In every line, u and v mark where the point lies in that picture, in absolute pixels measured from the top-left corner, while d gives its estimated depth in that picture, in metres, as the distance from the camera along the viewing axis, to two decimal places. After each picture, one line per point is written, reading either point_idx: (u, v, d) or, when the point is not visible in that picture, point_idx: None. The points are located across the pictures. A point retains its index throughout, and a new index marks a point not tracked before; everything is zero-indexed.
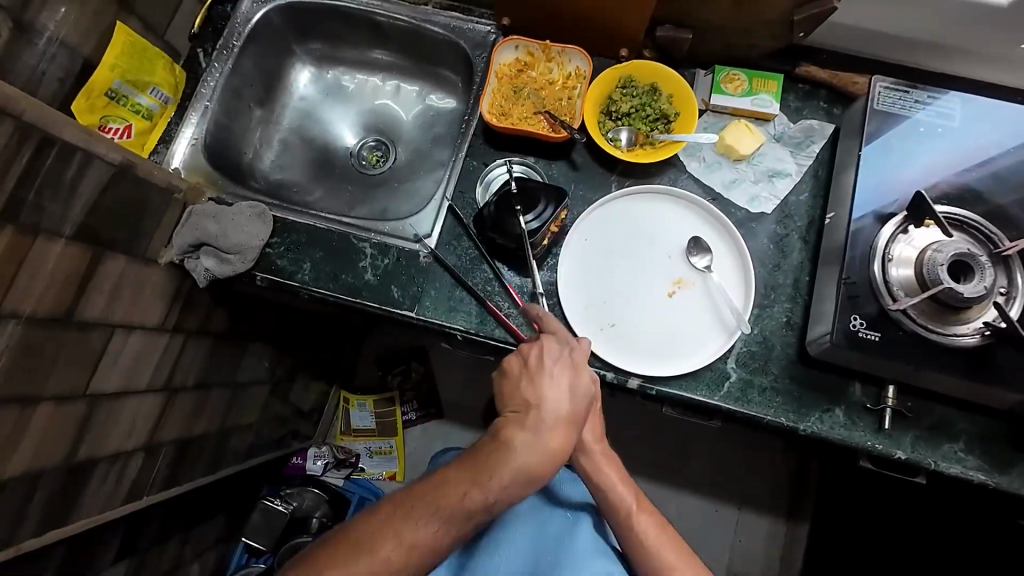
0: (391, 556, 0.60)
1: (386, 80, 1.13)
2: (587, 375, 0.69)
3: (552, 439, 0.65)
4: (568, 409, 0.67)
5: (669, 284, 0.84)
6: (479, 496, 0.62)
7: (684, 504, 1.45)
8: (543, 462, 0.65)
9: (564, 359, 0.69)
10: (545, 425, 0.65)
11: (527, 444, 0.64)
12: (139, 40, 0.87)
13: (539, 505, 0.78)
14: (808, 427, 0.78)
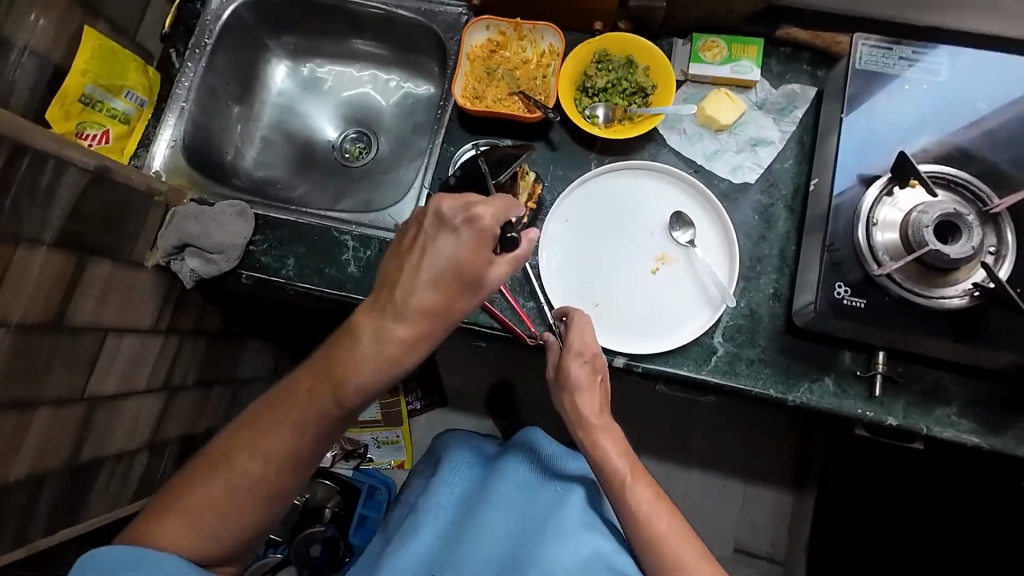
0: (248, 467, 0.56)
1: (363, 69, 1.12)
2: (469, 264, 0.53)
3: (403, 334, 0.54)
4: (431, 302, 0.53)
5: (653, 260, 0.84)
6: (330, 395, 0.55)
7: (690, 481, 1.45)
8: (399, 355, 0.55)
9: (445, 240, 0.53)
10: (404, 319, 0.53)
11: (375, 337, 0.54)
12: (108, 43, 0.87)
13: (533, 479, 0.78)
14: (798, 396, 0.78)
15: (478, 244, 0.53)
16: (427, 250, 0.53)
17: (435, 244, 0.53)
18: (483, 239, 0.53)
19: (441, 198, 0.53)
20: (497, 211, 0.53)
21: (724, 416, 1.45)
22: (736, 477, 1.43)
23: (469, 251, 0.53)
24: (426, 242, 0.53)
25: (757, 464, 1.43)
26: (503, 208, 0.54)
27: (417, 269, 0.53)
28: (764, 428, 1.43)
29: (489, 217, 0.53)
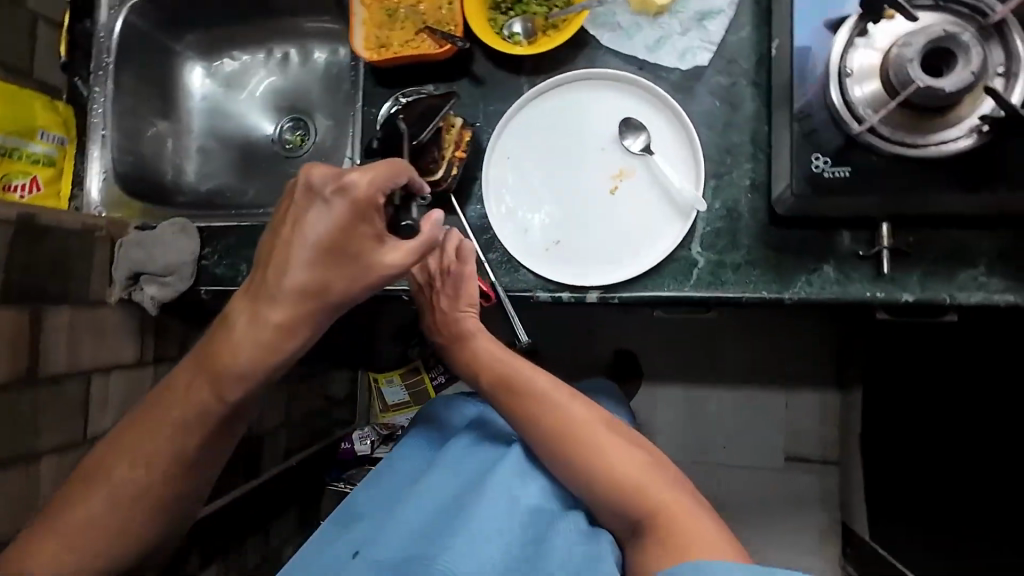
0: (128, 476, 0.55)
1: (278, 50, 1.05)
2: (344, 233, 0.54)
3: (277, 318, 0.53)
4: (306, 280, 0.53)
5: (610, 178, 0.75)
6: (208, 391, 0.55)
7: (727, 400, 1.38)
8: (276, 340, 0.54)
9: (318, 210, 0.54)
10: (278, 297, 0.53)
11: (247, 324, 0.54)
12: (3, 86, 0.82)
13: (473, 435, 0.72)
14: (795, 293, 0.70)
15: (356, 210, 0.54)
16: (302, 222, 0.54)
17: (311, 214, 0.54)
18: (358, 206, 0.54)
19: (312, 168, 0.54)
20: (379, 175, 0.55)
21: (747, 327, 1.37)
22: (772, 387, 1.36)
23: (344, 219, 0.54)
24: (304, 211, 0.54)
25: (792, 370, 1.36)
26: (389, 174, 0.56)
27: (295, 239, 0.54)
28: (790, 331, 1.35)
29: (363, 182, 0.54)
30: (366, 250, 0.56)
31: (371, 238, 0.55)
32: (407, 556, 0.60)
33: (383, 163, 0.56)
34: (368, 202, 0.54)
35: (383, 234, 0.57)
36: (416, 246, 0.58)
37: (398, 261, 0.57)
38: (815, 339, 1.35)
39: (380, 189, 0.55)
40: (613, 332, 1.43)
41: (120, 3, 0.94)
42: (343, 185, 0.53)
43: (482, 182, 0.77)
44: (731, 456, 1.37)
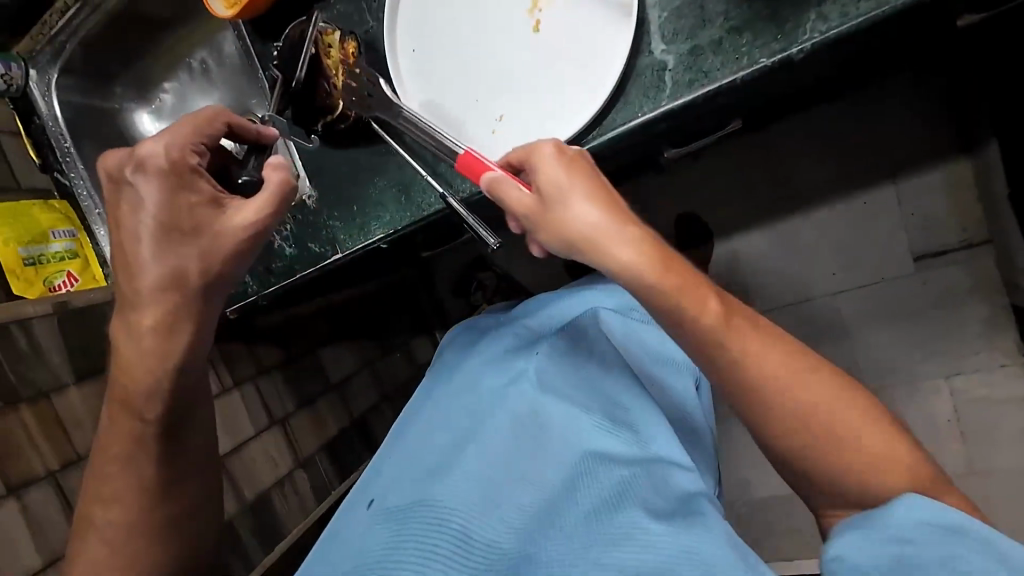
0: (107, 518, 0.59)
1: (195, 58, 1.02)
2: (170, 210, 0.57)
3: (152, 325, 0.57)
4: (157, 271, 0.57)
5: (526, 16, 0.62)
6: (130, 418, 0.59)
7: (820, 220, 1.16)
8: (160, 345, 0.58)
9: (133, 195, 0.57)
10: (139, 301, 0.57)
11: (132, 345, 0.58)
12: (4, 207, 0.90)
13: (488, 370, 0.63)
14: (805, 41, 0.52)
15: (171, 180, 0.58)
16: (124, 216, 0.57)
17: (129, 202, 0.57)
18: (168, 174, 0.57)
19: (106, 158, 0.58)
20: (178, 135, 0.59)
21: (813, 126, 1.13)
22: (869, 182, 1.11)
23: (162, 194, 0.57)
24: (122, 201, 0.58)
25: (889, 150, 1.09)
26: (192, 129, 0.60)
27: (128, 236, 0.57)
28: (867, 107, 1.08)
29: (163, 152, 0.58)
30: (201, 216, 0.59)
31: (205, 204, 0.59)
32: (422, 495, 0.50)
33: (183, 121, 0.60)
34: (176, 165, 0.58)
35: (218, 195, 0.60)
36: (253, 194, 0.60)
37: (234, 214, 0.59)
38: (906, 103, 1.06)
39: (186, 147, 0.59)
40: (659, 198, 1.29)
41: (48, 86, 0.96)
42: (142, 159, 0.57)
43: (399, 92, 0.67)
44: (847, 279, 1.16)
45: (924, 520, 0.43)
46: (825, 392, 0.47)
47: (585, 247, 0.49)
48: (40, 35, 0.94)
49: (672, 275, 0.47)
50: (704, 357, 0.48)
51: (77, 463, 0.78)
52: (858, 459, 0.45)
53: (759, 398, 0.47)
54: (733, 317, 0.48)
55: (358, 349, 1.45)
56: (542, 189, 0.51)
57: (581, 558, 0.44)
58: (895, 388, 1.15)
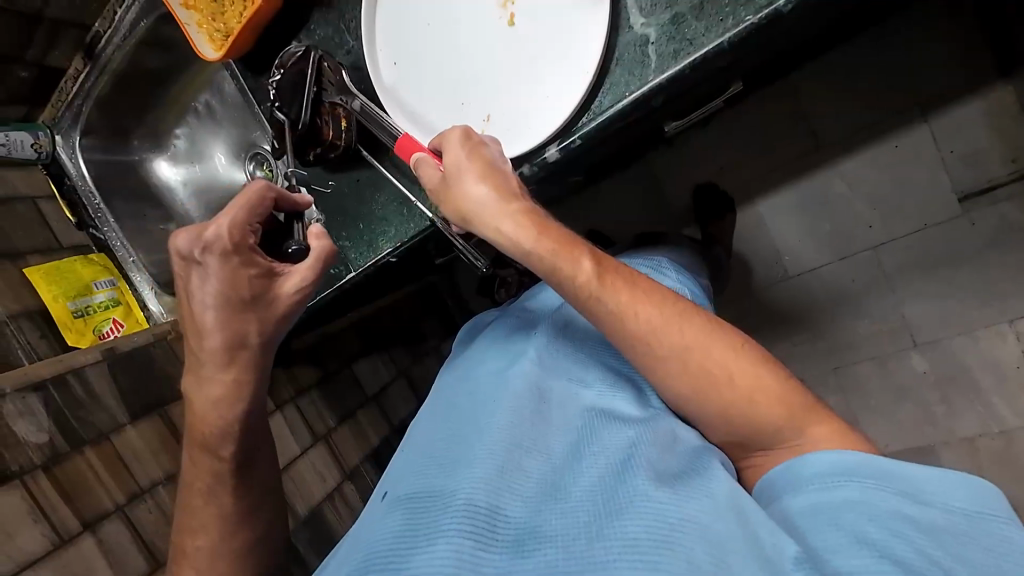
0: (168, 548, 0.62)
1: (199, 101, 1.07)
2: (233, 286, 0.59)
3: (213, 374, 0.60)
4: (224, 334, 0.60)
5: (499, 10, 0.61)
6: (199, 449, 0.61)
7: (847, 171, 1.09)
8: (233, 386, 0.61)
9: (199, 273, 0.60)
10: (211, 358, 0.60)
11: (199, 392, 0.61)
12: (48, 266, 0.98)
13: (487, 361, 0.65)
14: None
15: (233, 259, 0.60)
16: (193, 289, 0.60)
17: (198, 279, 0.60)
18: (232, 250, 0.60)
19: (175, 237, 0.59)
20: (238, 216, 0.60)
21: (828, 75, 1.07)
22: (899, 124, 1.04)
23: (227, 271, 0.59)
24: (188, 277, 0.60)
25: (914, 88, 1.01)
26: (252, 208, 0.62)
27: (196, 307, 0.60)
28: (888, 44, 1.01)
29: (227, 229, 0.59)
30: (263, 287, 0.62)
31: (263, 277, 0.62)
32: (430, 483, 0.48)
33: (242, 198, 0.61)
34: (238, 246, 0.60)
35: (274, 267, 0.63)
36: (305, 262, 0.64)
37: (291, 283, 0.63)
38: (930, 36, 0.98)
39: (245, 226, 0.61)
40: (671, 173, 1.26)
41: (72, 149, 1.03)
42: (209, 240, 0.59)
43: (385, 104, 0.67)
44: (885, 231, 1.09)
45: (830, 467, 0.43)
46: (692, 332, 0.50)
47: (477, 223, 0.54)
48: (59, 103, 1.01)
49: (547, 239, 0.51)
50: (587, 308, 0.51)
51: (141, 495, 0.84)
52: (725, 392, 0.48)
53: (640, 345, 0.49)
54: (608, 275, 0.51)
55: (390, 361, 1.49)
56: (444, 170, 0.56)
57: (589, 528, 0.42)
58: (950, 340, 1.07)
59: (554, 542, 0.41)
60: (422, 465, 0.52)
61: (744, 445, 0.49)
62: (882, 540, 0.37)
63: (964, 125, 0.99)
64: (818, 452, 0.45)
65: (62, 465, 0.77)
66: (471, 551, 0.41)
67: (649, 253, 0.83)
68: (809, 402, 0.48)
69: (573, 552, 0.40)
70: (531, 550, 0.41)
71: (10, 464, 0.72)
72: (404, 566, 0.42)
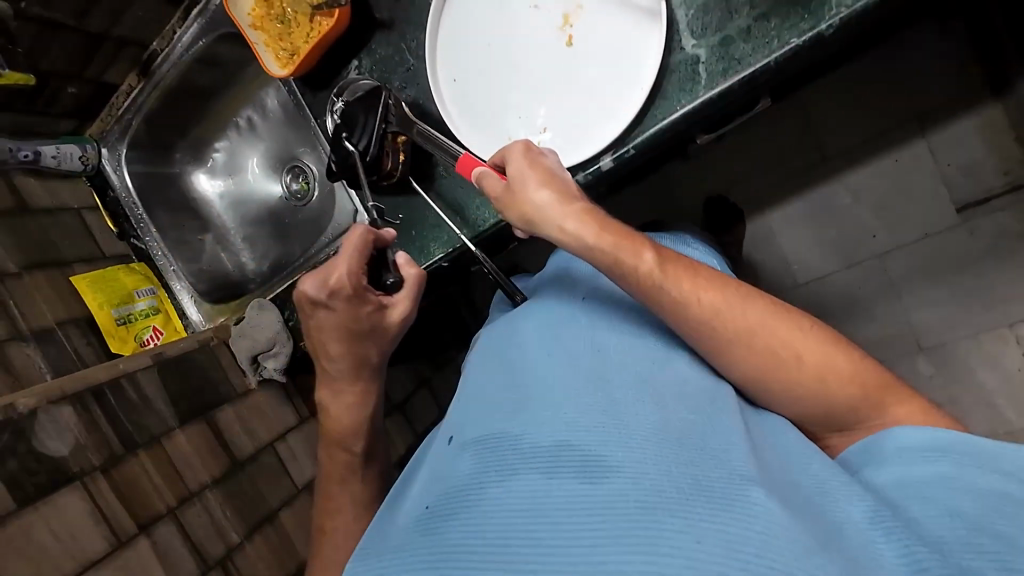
0: None
1: (240, 117, 1.11)
2: (355, 321, 0.68)
3: None
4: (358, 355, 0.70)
5: (559, 31, 0.66)
6: None
7: (852, 184, 1.16)
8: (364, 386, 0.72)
9: (327, 318, 0.68)
10: None
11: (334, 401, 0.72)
12: (93, 274, 1.00)
13: (533, 313, 0.67)
14: (834, 16, 0.54)
15: (352, 302, 0.68)
16: (322, 327, 0.69)
17: (326, 318, 0.68)
18: (353, 293, 0.67)
19: (305, 285, 0.68)
20: (351, 264, 0.67)
21: (835, 94, 1.15)
22: (900, 139, 1.11)
23: (350, 312, 0.68)
24: (316, 320, 0.69)
25: (916, 107, 1.09)
26: (359, 253, 0.68)
27: (330, 337, 0.69)
28: (889, 66, 1.09)
29: (348, 276, 0.67)
30: (379, 319, 0.69)
31: (377, 311, 0.69)
32: (499, 428, 0.51)
33: (352, 246, 0.68)
34: (357, 291, 0.67)
35: (383, 300, 0.70)
36: (406, 292, 0.71)
37: (401, 313, 0.70)
38: (927, 59, 1.06)
39: (357, 272, 0.68)
40: (688, 186, 1.32)
41: (117, 163, 1.06)
42: (333, 287, 0.67)
43: (446, 121, 0.71)
44: (889, 241, 1.15)
45: (922, 444, 0.47)
46: (758, 315, 0.53)
47: (543, 227, 0.58)
48: (109, 117, 1.05)
49: (607, 234, 0.55)
50: (651, 297, 0.54)
51: (190, 499, 0.84)
52: (798, 373, 0.52)
53: (706, 331, 0.53)
54: (670, 264, 0.55)
55: (413, 370, 1.50)
56: (508, 179, 0.60)
57: (656, 461, 0.45)
58: (954, 343, 1.13)
59: (623, 473, 0.44)
60: (486, 413, 0.55)
61: (807, 415, 0.54)
62: (976, 513, 0.42)
63: (958, 140, 1.07)
64: (908, 429, 0.48)
65: (119, 468, 0.79)
66: (545, 483, 0.45)
67: (682, 227, 0.84)
68: (882, 378, 0.52)
69: (640, 482, 0.44)
70: (602, 480, 0.44)
71: (72, 465, 0.74)
72: (483, 498, 0.46)
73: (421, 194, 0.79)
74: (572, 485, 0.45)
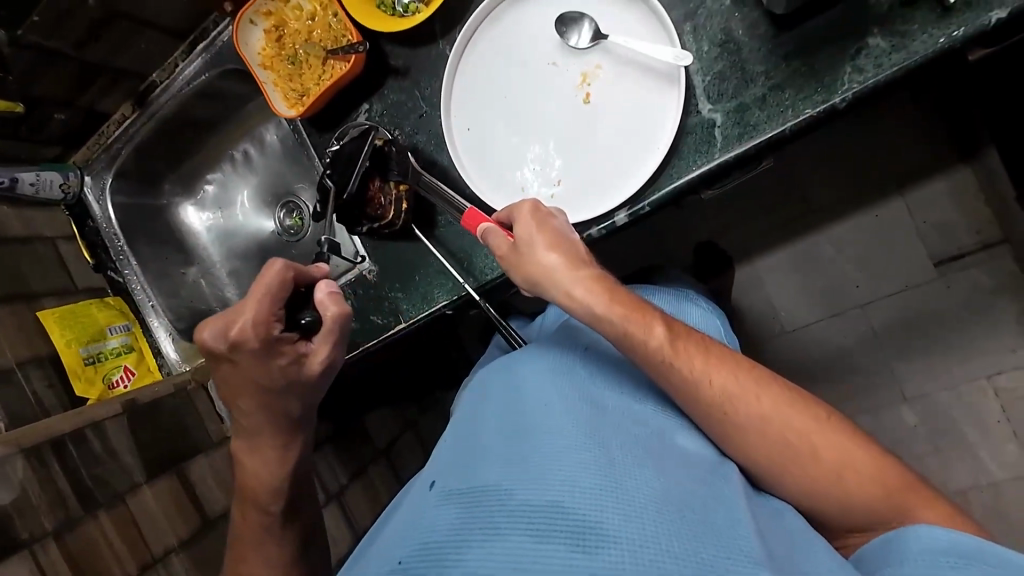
0: None
1: (236, 151, 1.07)
2: (264, 376, 0.63)
3: None
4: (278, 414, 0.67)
5: (577, 89, 0.67)
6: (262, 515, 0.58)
7: (836, 238, 1.20)
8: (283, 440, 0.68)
9: (235, 369, 0.64)
10: None
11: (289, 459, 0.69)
12: (62, 309, 0.93)
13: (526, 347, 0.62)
14: (846, 90, 0.57)
15: (263, 354, 0.63)
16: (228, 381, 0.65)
17: (229, 369, 0.64)
18: (258, 347, 0.62)
19: (203, 332, 0.63)
20: (260, 310, 0.62)
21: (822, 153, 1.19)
22: (881, 197, 1.16)
23: (259, 365, 0.63)
24: (224, 368, 0.65)
25: (897, 168, 1.14)
26: (272, 296, 0.62)
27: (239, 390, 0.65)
28: (874, 128, 1.14)
29: (250, 330, 0.61)
30: (291, 372, 0.65)
31: (291, 363, 0.65)
32: (483, 476, 0.46)
33: (263, 288, 0.61)
34: (264, 343, 0.62)
35: (299, 350, 0.65)
36: (326, 338, 0.65)
37: (317, 366, 0.65)
38: (905, 125, 1.12)
39: (269, 318, 0.62)
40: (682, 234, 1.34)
41: (101, 192, 1.01)
42: (234, 340, 0.62)
43: (459, 169, 0.70)
44: (873, 294, 1.18)
45: (944, 547, 0.44)
46: (772, 401, 0.52)
47: (549, 289, 0.56)
48: (96, 146, 1.01)
49: (618, 304, 0.53)
50: (662, 374, 0.52)
51: (153, 566, 0.76)
52: (813, 467, 0.50)
53: (718, 413, 0.52)
54: (681, 339, 0.53)
55: (399, 413, 1.39)
56: (516, 240, 0.58)
57: (659, 535, 0.41)
58: (938, 395, 1.14)
59: (620, 545, 0.40)
60: (469, 456, 0.49)
61: (819, 508, 0.51)
62: None
63: (934, 200, 1.12)
64: (927, 527, 0.46)
65: (74, 531, 0.71)
66: (533, 548, 0.40)
67: (681, 278, 0.83)
68: (894, 469, 0.50)
69: (638, 558, 0.39)
70: (597, 551, 0.40)
71: (21, 530, 0.67)
72: (461, 559, 0.41)
73: (423, 240, 0.77)
74: (563, 553, 0.40)
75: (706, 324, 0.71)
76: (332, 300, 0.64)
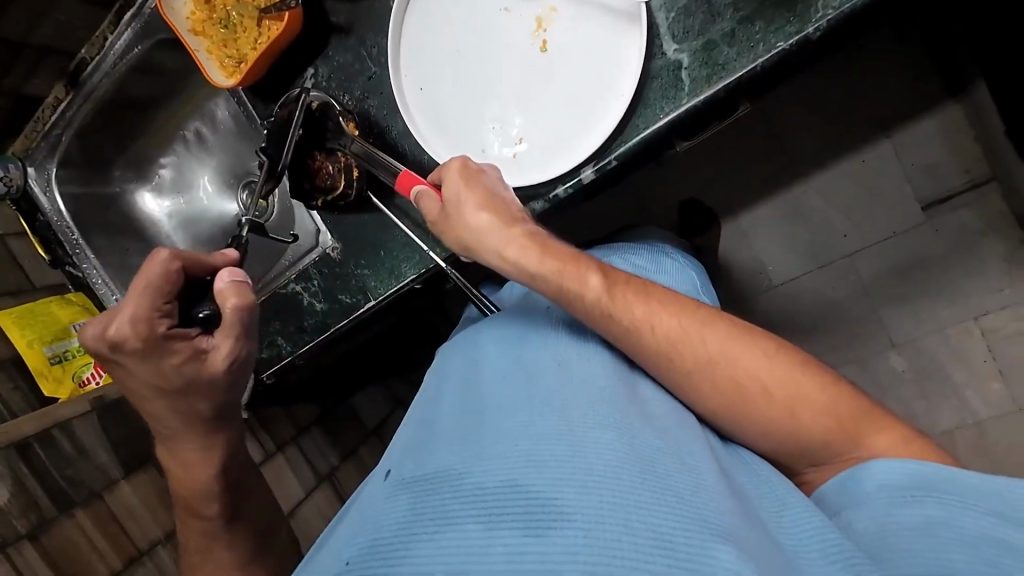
0: None
1: (187, 129, 1.02)
2: (160, 376, 0.60)
3: None
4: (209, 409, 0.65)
5: (532, 36, 0.61)
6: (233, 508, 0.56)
7: (821, 187, 1.16)
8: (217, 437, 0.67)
9: (125, 369, 0.61)
10: None
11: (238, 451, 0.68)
12: (21, 308, 0.89)
13: (493, 332, 0.61)
14: (820, 18, 0.52)
15: (151, 353, 0.59)
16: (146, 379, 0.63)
17: (123, 372, 0.62)
18: (144, 346, 0.58)
19: (84, 332, 0.60)
20: (140, 307, 0.58)
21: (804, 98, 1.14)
22: (867, 140, 1.11)
23: (151, 364, 0.60)
24: (118, 370, 0.62)
25: (884, 109, 1.09)
26: (153, 290, 0.58)
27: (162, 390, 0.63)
28: (859, 67, 1.08)
29: (131, 331, 0.58)
30: (193, 370, 0.62)
31: (189, 360, 0.61)
32: (437, 465, 0.44)
33: (143, 281, 0.58)
34: (149, 339, 0.58)
35: (197, 345, 0.62)
36: (226, 332, 0.62)
37: (219, 362, 0.62)
38: (891, 62, 1.06)
39: (151, 315, 0.58)
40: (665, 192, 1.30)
41: (47, 183, 0.95)
42: (116, 340, 0.59)
43: (414, 132, 0.66)
44: (859, 242, 1.15)
45: (900, 481, 0.44)
46: (719, 343, 0.50)
47: (482, 251, 0.54)
48: (34, 133, 0.95)
49: (551, 258, 0.51)
50: (600, 324, 0.51)
51: (139, 559, 0.77)
52: (768, 406, 0.49)
53: (663, 359, 0.50)
54: (617, 286, 0.51)
55: (387, 391, 1.38)
56: (443, 202, 0.56)
57: (616, 510, 0.38)
58: (924, 340, 1.13)
59: (575, 524, 0.37)
60: (427, 447, 0.48)
61: (796, 459, 0.51)
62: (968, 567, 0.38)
63: (921, 141, 1.08)
64: (883, 462, 0.46)
65: (51, 532, 0.70)
66: (483, 533, 0.38)
67: (660, 235, 0.79)
68: (872, 413, 0.49)
69: (593, 537, 0.36)
70: (551, 532, 0.37)
71: None
72: (409, 553, 0.38)
73: (383, 210, 0.73)
74: (514, 535, 0.38)
75: (683, 279, 0.68)
76: (233, 290, 0.61)
